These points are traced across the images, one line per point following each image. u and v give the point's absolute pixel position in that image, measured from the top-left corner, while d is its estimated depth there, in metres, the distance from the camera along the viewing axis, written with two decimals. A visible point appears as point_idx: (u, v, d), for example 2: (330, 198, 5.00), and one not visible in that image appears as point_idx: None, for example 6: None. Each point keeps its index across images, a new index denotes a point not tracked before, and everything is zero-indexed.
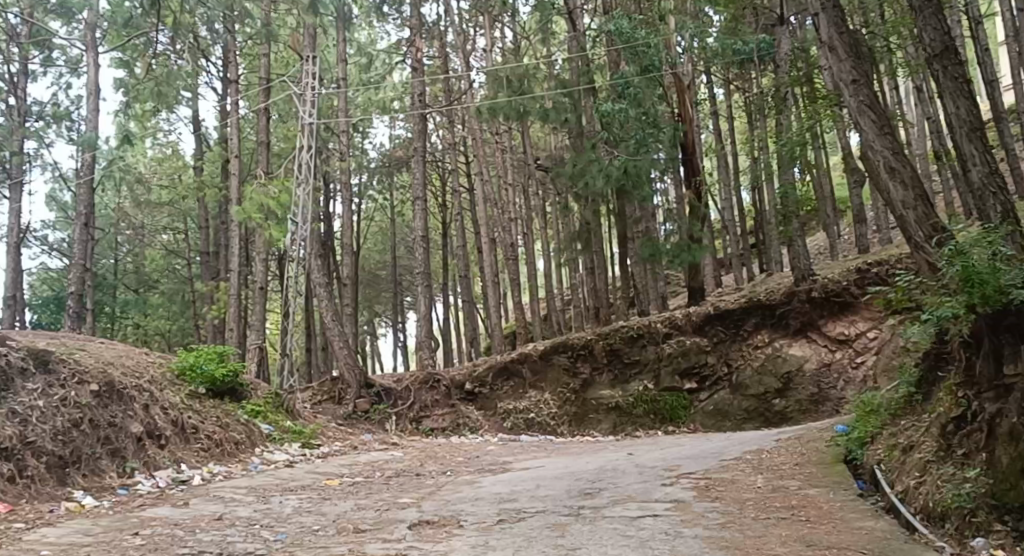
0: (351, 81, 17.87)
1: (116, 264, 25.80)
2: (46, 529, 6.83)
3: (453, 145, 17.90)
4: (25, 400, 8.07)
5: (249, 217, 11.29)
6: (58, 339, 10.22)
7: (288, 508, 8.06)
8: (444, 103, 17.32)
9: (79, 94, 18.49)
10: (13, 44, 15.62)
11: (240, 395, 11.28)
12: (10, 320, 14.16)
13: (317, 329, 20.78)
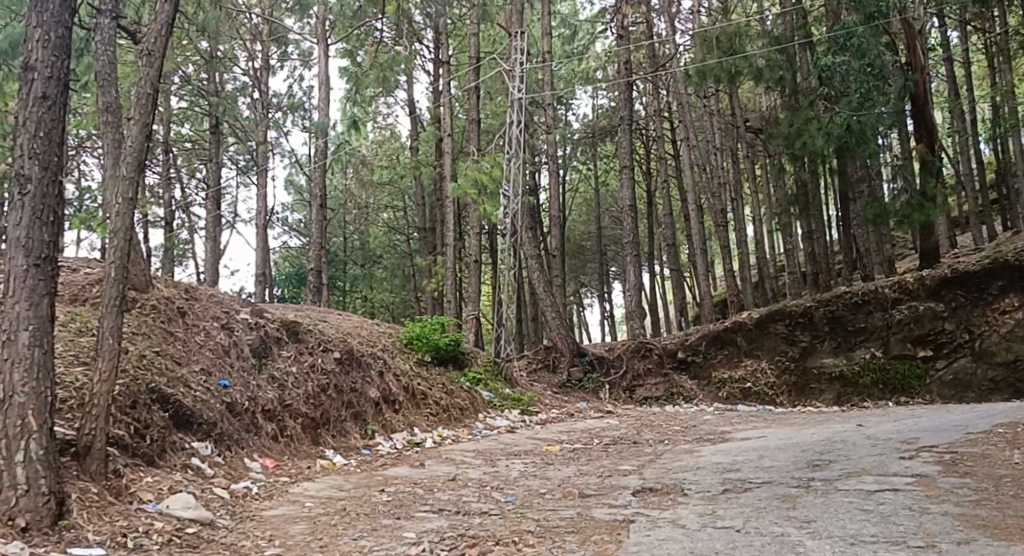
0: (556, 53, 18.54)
1: (343, 241, 27.98)
2: (306, 484, 7.61)
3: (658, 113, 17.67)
4: (282, 366, 9.01)
5: (465, 193, 11.62)
6: (304, 311, 11.26)
7: (515, 472, 8.38)
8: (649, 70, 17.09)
9: (309, 85, 20.02)
10: (256, 42, 17.14)
11: (462, 364, 11.82)
12: (263, 294, 15.68)
13: (528, 299, 21.37)
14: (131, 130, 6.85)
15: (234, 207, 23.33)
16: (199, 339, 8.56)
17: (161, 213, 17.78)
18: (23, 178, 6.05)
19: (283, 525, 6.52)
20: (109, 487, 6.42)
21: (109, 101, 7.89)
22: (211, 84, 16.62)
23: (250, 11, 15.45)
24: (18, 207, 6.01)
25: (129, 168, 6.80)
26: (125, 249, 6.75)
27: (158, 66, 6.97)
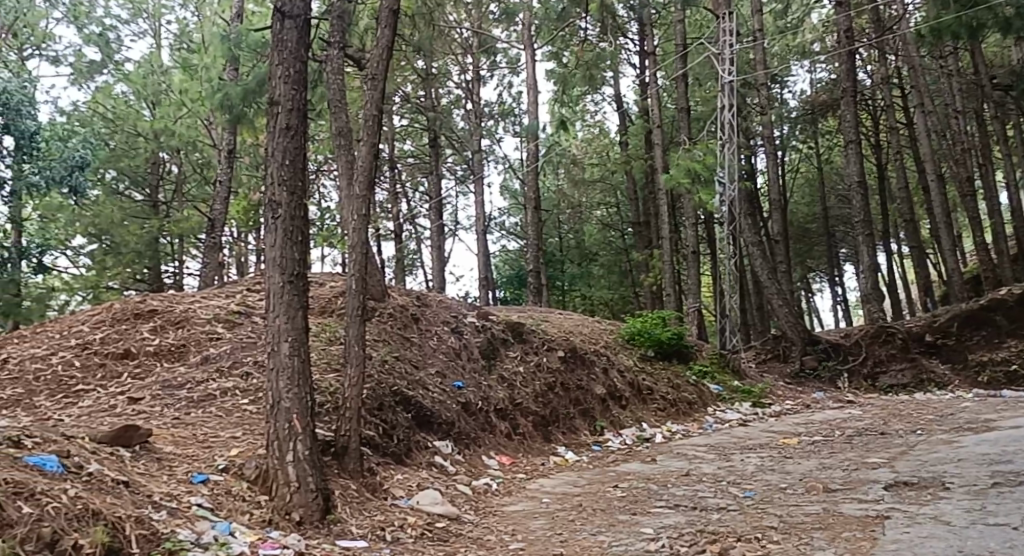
0: (768, 30, 18.16)
1: (560, 241, 28.64)
2: (542, 480, 7.90)
3: (885, 79, 16.41)
4: (510, 367, 9.47)
5: (679, 183, 11.55)
6: (527, 311, 11.70)
7: (751, 466, 8.05)
8: (874, 36, 15.95)
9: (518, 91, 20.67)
10: (467, 56, 17.98)
11: (687, 357, 11.59)
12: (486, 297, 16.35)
13: (752, 288, 20.63)
14: (361, 151, 7.35)
15: (455, 216, 24.54)
16: (434, 343, 9.21)
17: (391, 227, 19.08)
18: (275, 204, 6.67)
19: (523, 520, 6.82)
20: (366, 484, 7.03)
21: (341, 125, 8.63)
22: (430, 101, 17.61)
23: (459, 28, 16.24)
24: (272, 229, 6.65)
25: (361, 188, 7.29)
26: (362, 262, 7.28)
27: (381, 88, 7.39)
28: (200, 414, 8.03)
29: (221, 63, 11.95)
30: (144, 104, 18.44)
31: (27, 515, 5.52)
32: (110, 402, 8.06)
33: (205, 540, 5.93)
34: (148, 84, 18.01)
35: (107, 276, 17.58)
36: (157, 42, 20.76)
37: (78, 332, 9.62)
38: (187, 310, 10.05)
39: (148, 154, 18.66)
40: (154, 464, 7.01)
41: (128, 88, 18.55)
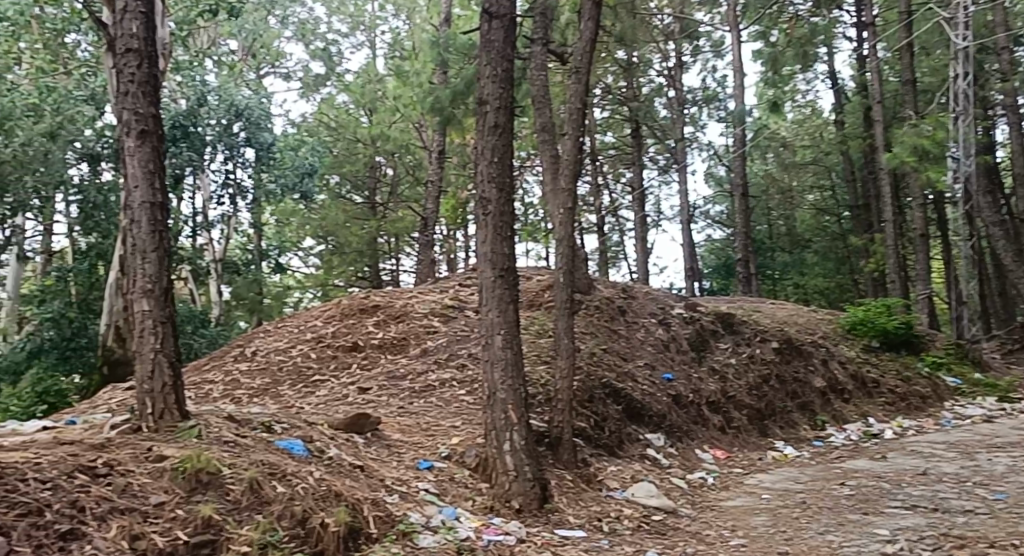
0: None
1: (770, 228, 27.87)
2: (760, 476, 7.88)
3: None
4: (721, 358, 9.74)
5: (905, 161, 11.04)
6: (739, 303, 12.13)
7: (1000, 466, 7.34)
8: None
9: (722, 75, 20.33)
10: (669, 42, 18.06)
11: (917, 348, 11.40)
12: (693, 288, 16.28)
13: (992, 273, 18.92)
14: (566, 144, 7.64)
15: (657, 207, 24.45)
16: (641, 335, 9.63)
17: (594, 220, 19.36)
18: (486, 201, 6.99)
19: (743, 516, 6.79)
20: (581, 474, 7.47)
21: (545, 121, 8.80)
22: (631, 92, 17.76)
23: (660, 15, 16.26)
24: (482, 225, 7.00)
25: (566, 181, 7.59)
26: (569, 255, 7.60)
27: (585, 80, 7.66)
28: (422, 404, 8.52)
29: (429, 71, 12.88)
30: (363, 112, 19.53)
31: (280, 494, 6.18)
32: (342, 392, 8.69)
33: (433, 523, 6.56)
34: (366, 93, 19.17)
35: (333, 276, 19.51)
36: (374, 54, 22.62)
37: (311, 326, 10.43)
38: (406, 305, 10.64)
39: (366, 160, 19.77)
40: (384, 449, 7.59)
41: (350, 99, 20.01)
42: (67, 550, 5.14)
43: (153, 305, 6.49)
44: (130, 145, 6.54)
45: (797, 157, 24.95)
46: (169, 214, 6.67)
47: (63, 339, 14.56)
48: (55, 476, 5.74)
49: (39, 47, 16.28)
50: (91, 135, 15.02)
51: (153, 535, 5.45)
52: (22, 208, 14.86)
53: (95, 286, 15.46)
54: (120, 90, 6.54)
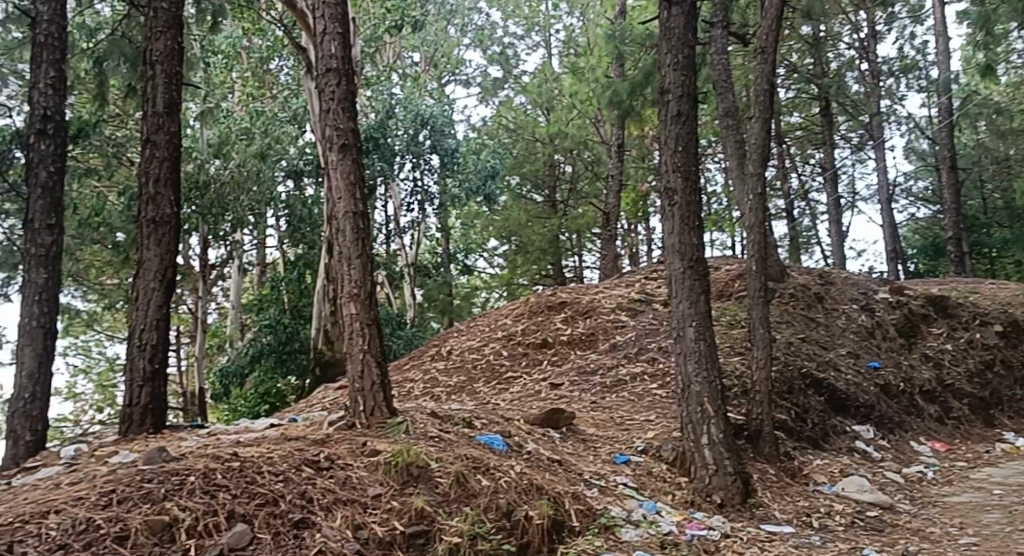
0: None
1: (982, 202, 25.76)
2: (989, 470, 7.42)
3: None
4: (935, 344, 9.58)
5: None
6: (954, 285, 11.90)
7: None
8: None
9: (921, 42, 19.07)
10: (859, 12, 17.22)
11: None
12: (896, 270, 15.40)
13: None
14: (754, 128, 7.56)
15: (852, 188, 23.23)
16: (842, 322, 9.59)
17: (784, 205, 18.75)
18: (672, 191, 7.22)
19: (973, 513, 6.33)
20: (784, 468, 7.28)
21: (727, 106, 8.54)
22: (818, 68, 17.07)
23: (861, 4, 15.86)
24: (670, 216, 7.21)
25: (754, 166, 7.49)
26: (761, 242, 7.49)
27: (771, 60, 7.52)
28: (614, 398, 8.66)
29: (605, 65, 13.05)
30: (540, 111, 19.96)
31: (486, 487, 6.52)
32: (535, 388, 8.97)
33: (635, 517, 6.63)
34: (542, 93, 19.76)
35: (518, 275, 20.35)
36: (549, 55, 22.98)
37: (503, 326, 10.67)
38: (593, 300, 10.71)
39: (545, 159, 20.09)
40: (580, 445, 7.79)
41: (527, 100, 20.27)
42: (301, 537, 5.80)
43: (360, 308, 7.57)
44: (333, 160, 7.78)
45: (1013, 122, 22.90)
46: (370, 222, 7.79)
47: (279, 344, 15.35)
48: (285, 469, 6.53)
49: (248, 76, 17.81)
50: (296, 153, 15.91)
51: (374, 525, 5.99)
52: (239, 226, 16.02)
53: (305, 292, 16.33)
54: (324, 109, 7.82)
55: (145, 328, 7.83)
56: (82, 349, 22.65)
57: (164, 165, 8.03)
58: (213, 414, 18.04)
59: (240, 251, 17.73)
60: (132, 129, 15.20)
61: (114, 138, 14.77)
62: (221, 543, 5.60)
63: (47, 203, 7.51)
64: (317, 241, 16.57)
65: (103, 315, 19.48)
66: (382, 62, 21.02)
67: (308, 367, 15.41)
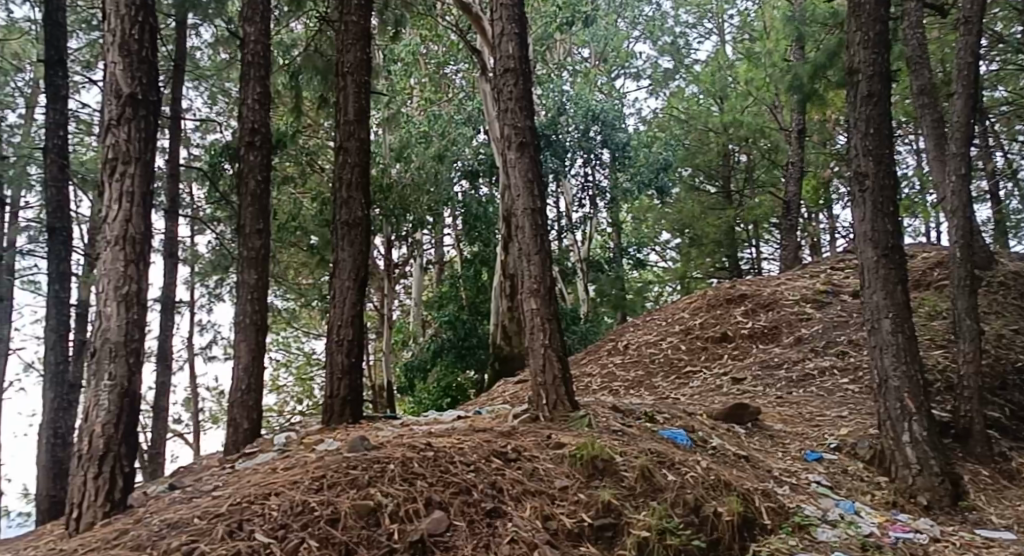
0: None
1: None
2: None
3: None
4: None
5: None
6: None
7: None
8: None
9: None
10: None
11: None
12: None
13: None
14: (956, 105, 7.13)
15: None
16: None
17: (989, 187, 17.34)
18: (862, 175, 6.88)
19: None
20: (1000, 471, 6.85)
21: (923, 83, 8.35)
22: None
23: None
24: (861, 203, 6.88)
25: (956, 145, 7.04)
26: (966, 228, 7.02)
27: (976, 32, 7.08)
28: (802, 394, 8.45)
29: (787, 46, 12.53)
30: (714, 102, 18.97)
31: (672, 482, 6.49)
32: (717, 383, 8.93)
33: (831, 517, 6.38)
34: (716, 82, 18.53)
35: (692, 267, 19.49)
36: (721, 41, 22.37)
37: (680, 319, 10.79)
38: (775, 294, 10.63)
39: (719, 149, 18.81)
40: (767, 441, 7.59)
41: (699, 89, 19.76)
42: (494, 525, 5.98)
43: (540, 303, 7.71)
44: (512, 158, 7.96)
45: None
46: (548, 218, 7.91)
47: (458, 339, 15.78)
48: (475, 459, 6.76)
49: (425, 82, 18.47)
50: (471, 154, 16.55)
51: (562, 516, 6.10)
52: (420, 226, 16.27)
53: (482, 289, 16.93)
54: (501, 109, 8.02)
55: (342, 324, 8.38)
56: (283, 344, 24.20)
57: (355, 169, 8.51)
58: (400, 407, 18.90)
59: (420, 250, 18.49)
60: (323, 138, 16.29)
61: (308, 148, 15.82)
62: (421, 529, 5.87)
63: (255, 209, 8.22)
64: (491, 238, 17.05)
65: (301, 312, 20.90)
66: (553, 59, 21.40)
67: (486, 361, 15.77)
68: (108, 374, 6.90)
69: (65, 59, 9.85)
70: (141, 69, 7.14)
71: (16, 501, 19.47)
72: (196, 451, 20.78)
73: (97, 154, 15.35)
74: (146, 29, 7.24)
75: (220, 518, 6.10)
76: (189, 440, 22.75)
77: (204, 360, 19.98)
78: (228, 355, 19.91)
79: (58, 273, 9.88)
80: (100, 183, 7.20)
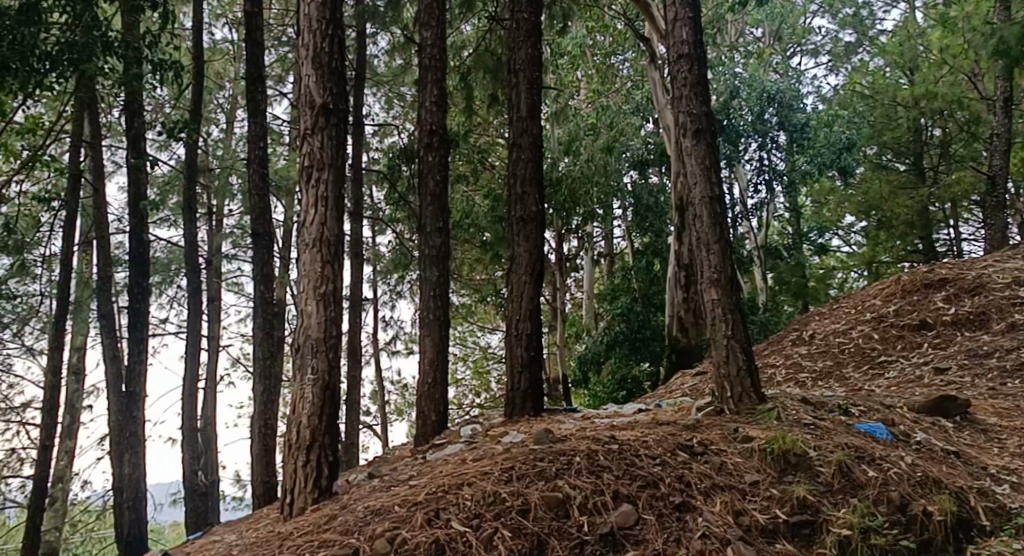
0: None
1: None
2: None
3: None
4: None
5: None
6: None
7: None
8: None
9: None
10: None
11: None
12: None
13: None
14: None
15: None
16: None
17: None
18: None
19: None
20: None
21: None
22: None
23: None
24: None
25: None
26: None
27: None
28: (1017, 385, 7.80)
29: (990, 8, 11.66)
30: (903, 74, 17.74)
31: (874, 479, 6.15)
32: (917, 373, 8.40)
33: None
34: (904, 53, 17.45)
35: (881, 252, 18.56)
36: (909, 9, 20.99)
37: (871, 307, 10.27)
38: (980, 278, 9.89)
39: (909, 124, 17.69)
40: (980, 436, 7.05)
41: (884, 62, 18.68)
42: (684, 519, 5.86)
43: (721, 293, 7.49)
44: (687, 145, 7.76)
45: None
46: (727, 206, 7.65)
47: (632, 331, 15.57)
48: (661, 452, 6.65)
49: (593, 73, 18.41)
50: (640, 144, 16.25)
51: (755, 512, 5.89)
52: (590, 219, 16.42)
53: (655, 280, 16.44)
54: (676, 96, 7.85)
55: (520, 318, 8.56)
56: (460, 339, 24.52)
57: (529, 165, 8.67)
58: (576, 400, 18.98)
59: (590, 242, 18.49)
60: (493, 136, 16.70)
61: (479, 146, 16.21)
62: (611, 522, 5.83)
63: (435, 208, 8.77)
64: (663, 228, 16.87)
65: (477, 308, 21.45)
66: (726, 41, 20.92)
67: (661, 354, 15.53)
68: (311, 368, 7.38)
69: (263, 70, 10.30)
70: (331, 80, 7.62)
71: (231, 486, 21.38)
72: (384, 441, 21.77)
73: (290, 162, 16.42)
74: (336, 42, 7.73)
75: (417, 507, 6.32)
76: (377, 432, 23.92)
77: (388, 354, 20.91)
78: (410, 350, 20.73)
79: (260, 274, 10.32)
80: (298, 189, 7.70)
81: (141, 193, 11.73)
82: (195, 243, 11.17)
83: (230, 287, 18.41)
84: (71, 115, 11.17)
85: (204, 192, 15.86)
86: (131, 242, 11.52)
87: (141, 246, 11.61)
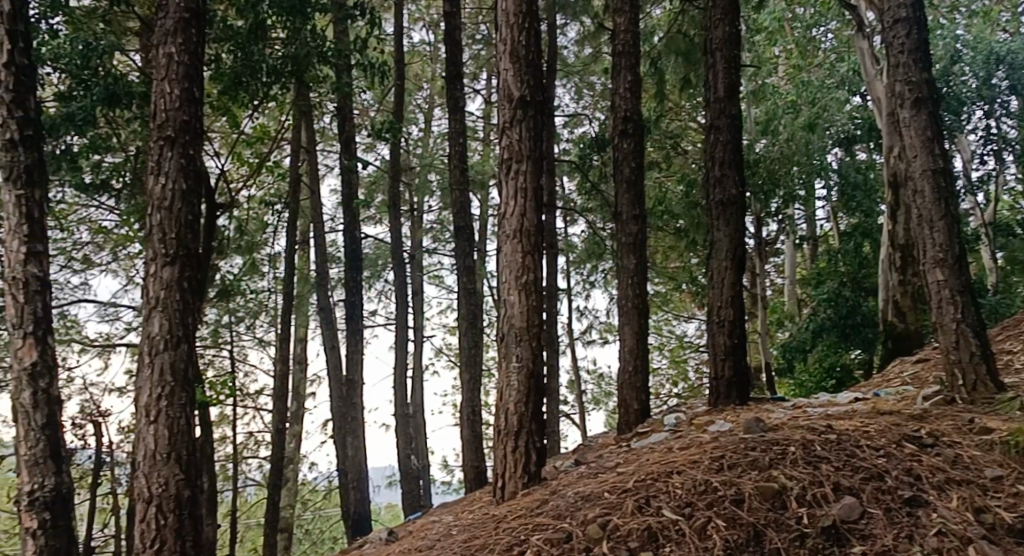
0: None
1: None
2: None
3: None
4: None
5: None
6: None
7: None
8: None
9: None
10: None
11: None
12: None
13: None
14: None
15: None
16: None
17: None
18: None
19: None
20: None
21: None
22: None
23: None
24: None
25: None
26: None
27: None
28: None
29: None
30: None
31: None
32: None
33: None
34: None
35: None
36: None
37: None
38: None
39: None
40: None
41: None
42: (916, 515, 5.41)
43: (948, 274, 6.90)
44: (905, 116, 7.23)
45: None
46: (952, 179, 7.03)
47: (839, 317, 14.82)
48: (886, 444, 6.23)
49: (792, 48, 17.67)
50: (845, 120, 15.41)
51: (999, 510, 5.38)
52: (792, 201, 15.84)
53: (864, 263, 15.59)
54: (892, 64, 7.33)
55: (722, 305, 8.34)
56: (655, 328, 24.30)
57: (728, 147, 8.42)
58: (779, 390, 18.30)
59: (791, 225, 17.75)
60: (684, 120, 16.50)
61: (671, 131, 15.98)
62: (833, 515, 5.45)
63: (630, 196, 8.74)
64: (873, 208, 15.93)
65: (672, 297, 21.20)
66: None
67: (875, 341, 14.66)
68: (516, 357, 7.52)
69: (460, 67, 10.71)
70: (528, 73, 7.76)
71: (437, 472, 22.41)
72: (582, 430, 21.95)
73: (485, 157, 16.96)
74: (531, 34, 7.86)
75: (627, 494, 6.29)
76: (574, 422, 24.17)
77: (584, 344, 21.07)
78: (605, 340, 20.79)
79: (463, 267, 10.74)
80: (498, 181, 7.88)
81: (354, 193, 12.51)
82: (400, 238, 11.73)
83: (432, 280, 19.21)
84: (291, 123, 12.09)
85: (409, 190, 16.72)
86: (345, 240, 12.27)
87: (354, 243, 12.36)
